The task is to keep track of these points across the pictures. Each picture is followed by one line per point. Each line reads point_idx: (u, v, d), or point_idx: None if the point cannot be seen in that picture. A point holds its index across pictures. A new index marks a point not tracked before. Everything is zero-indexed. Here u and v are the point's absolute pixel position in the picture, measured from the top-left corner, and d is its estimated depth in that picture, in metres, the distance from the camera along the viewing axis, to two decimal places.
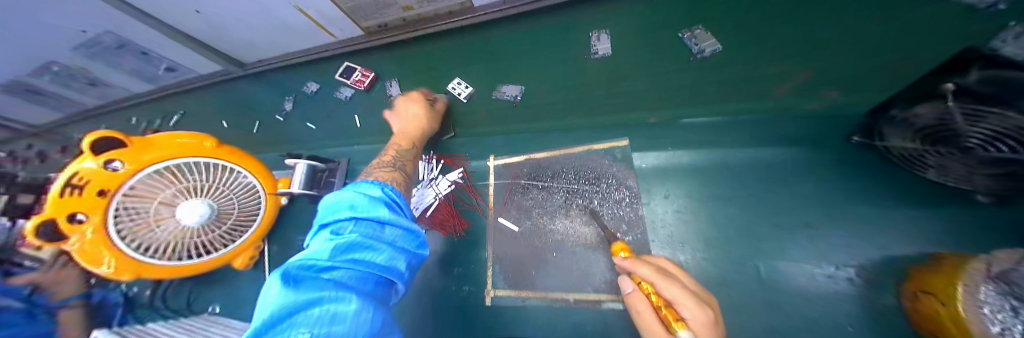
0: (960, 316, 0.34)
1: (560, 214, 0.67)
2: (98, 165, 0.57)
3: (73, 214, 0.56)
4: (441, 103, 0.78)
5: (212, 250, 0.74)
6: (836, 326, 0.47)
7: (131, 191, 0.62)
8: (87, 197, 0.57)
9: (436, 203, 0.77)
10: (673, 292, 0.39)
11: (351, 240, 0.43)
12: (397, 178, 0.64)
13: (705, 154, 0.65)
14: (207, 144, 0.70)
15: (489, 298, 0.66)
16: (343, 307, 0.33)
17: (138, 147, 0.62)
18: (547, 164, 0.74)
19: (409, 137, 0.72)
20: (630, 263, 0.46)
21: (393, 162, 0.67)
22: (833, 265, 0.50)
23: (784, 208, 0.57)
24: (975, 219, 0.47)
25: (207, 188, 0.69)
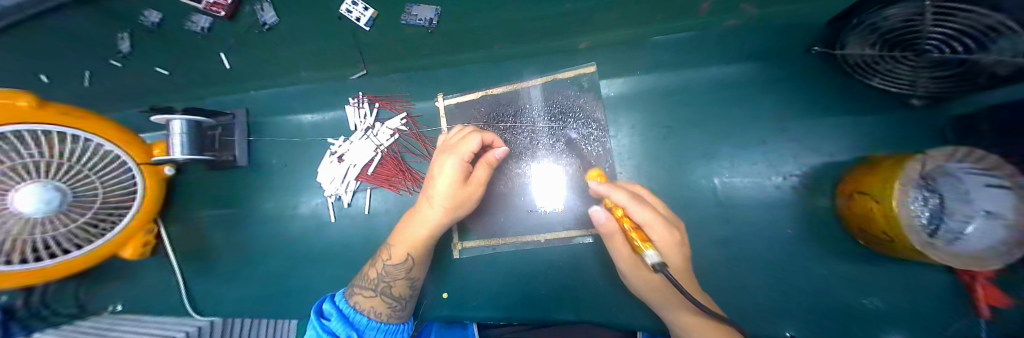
0: (889, 213, 0.37)
1: (526, 157, 0.59)
2: None
3: None
4: (484, 173, 0.53)
5: (78, 246, 0.50)
6: (776, 229, 0.53)
7: None
8: None
9: (380, 156, 0.65)
10: (644, 216, 0.39)
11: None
12: (387, 305, 0.51)
13: (679, 75, 0.59)
14: (23, 103, 0.40)
15: (458, 251, 0.62)
16: None
17: None
18: (507, 101, 0.63)
19: (412, 253, 0.51)
20: (603, 190, 0.40)
21: (377, 282, 0.51)
22: (780, 176, 0.54)
23: (744, 127, 0.57)
24: (896, 119, 0.52)
25: (53, 167, 0.43)
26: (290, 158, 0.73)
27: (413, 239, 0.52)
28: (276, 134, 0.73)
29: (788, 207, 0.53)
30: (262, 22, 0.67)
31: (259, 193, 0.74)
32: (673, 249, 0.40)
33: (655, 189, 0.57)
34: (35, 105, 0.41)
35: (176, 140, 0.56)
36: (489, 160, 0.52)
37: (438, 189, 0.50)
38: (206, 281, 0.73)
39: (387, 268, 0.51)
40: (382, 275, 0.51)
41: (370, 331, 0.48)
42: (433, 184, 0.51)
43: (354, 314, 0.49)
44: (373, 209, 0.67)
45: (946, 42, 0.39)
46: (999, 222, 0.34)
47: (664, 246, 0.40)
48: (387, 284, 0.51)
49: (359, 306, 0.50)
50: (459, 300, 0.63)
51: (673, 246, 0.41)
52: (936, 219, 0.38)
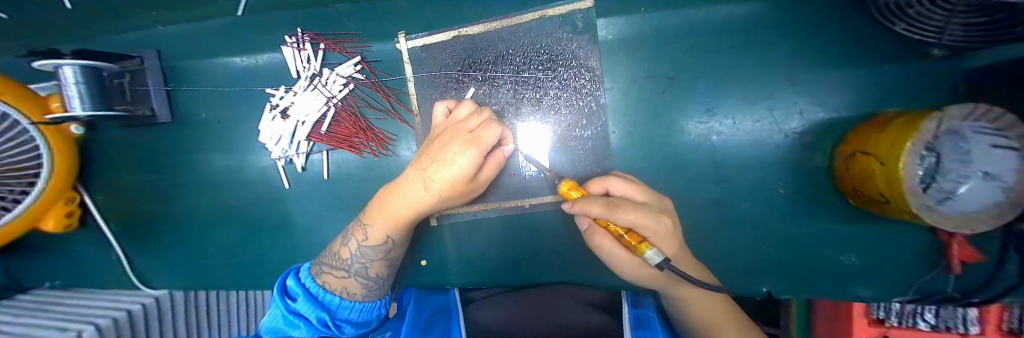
0: (876, 175, 0.35)
1: (507, 114, 0.51)
2: None
3: None
4: (490, 171, 0.43)
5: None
6: (764, 189, 0.51)
7: None
8: None
9: (332, 111, 0.55)
10: (629, 218, 0.32)
11: (280, 321, 0.42)
12: (363, 285, 0.47)
13: (686, 14, 0.49)
14: None
15: (434, 218, 0.57)
16: None
17: None
18: (485, 43, 0.52)
19: (391, 236, 0.46)
20: (579, 208, 0.35)
21: (351, 263, 0.46)
22: (780, 134, 0.50)
23: (751, 79, 0.50)
24: (933, 67, 0.44)
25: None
26: (224, 113, 0.61)
27: (392, 217, 0.44)
28: (200, 81, 0.60)
29: (779, 166, 0.50)
30: None
31: (196, 154, 0.63)
32: (666, 240, 0.36)
33: (647, 150, 0.53)
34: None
35: (72, 91, 0.46)
36: (497, 160, 0.43)
37: (434, 174, 0.39)
38: (152, 252, 0.66)
39: (364, 249, 0.46)
40: (359, 258, 0.46)
41: (344, 311, 0.45)
42: (429, 172, 0.40)
43: (323, 294, 0.44)
44: (334, 172, 0.59)
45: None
46: (996, 185, 0.30)
47: (659, 238, 0.35)
48: (362, 265, 0.46)
49: (328, 286, 0.45)
50: (439, 264, 0.61)
51: (667, 236, 0.37)
52: (925, 179, 0.32)
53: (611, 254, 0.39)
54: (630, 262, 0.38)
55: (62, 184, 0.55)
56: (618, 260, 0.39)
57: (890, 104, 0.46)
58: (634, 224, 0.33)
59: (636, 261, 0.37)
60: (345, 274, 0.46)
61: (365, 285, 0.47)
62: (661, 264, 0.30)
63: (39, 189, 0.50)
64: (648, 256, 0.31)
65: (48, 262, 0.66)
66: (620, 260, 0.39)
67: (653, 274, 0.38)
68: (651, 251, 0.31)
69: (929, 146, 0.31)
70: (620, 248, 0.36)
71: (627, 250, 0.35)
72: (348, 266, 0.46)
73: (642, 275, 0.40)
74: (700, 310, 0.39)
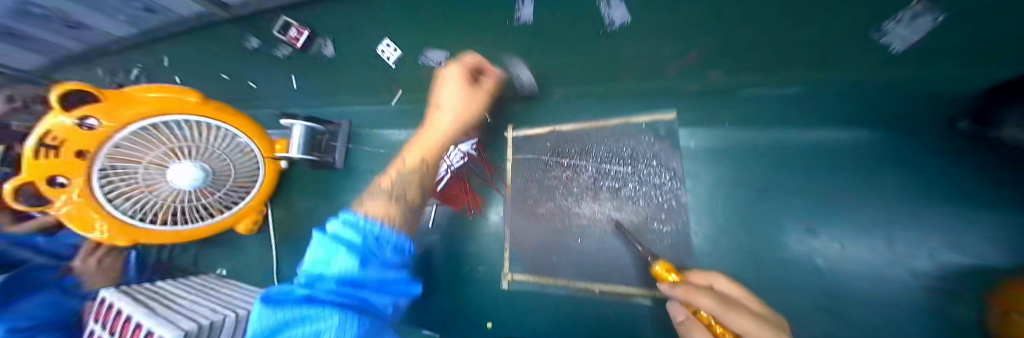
0: None
1: (587, 196, 0.60)
2: (73, 121, 0.51)
3: (53, 178, 0.52)
4: (480, 97, 0.63)
5: (213, 213, 0.71)
6: (890, 333, 0.43)
7: (115, 149, 0.56)
8: (66, 158, 0.51)
9: (448, 177, 0.70)
10: (744, 326, 0.31)
11: (321, 270, 0.37)
12: (394, 216, 0.47)
13: (769, 133, 0.54)
14: (190, 98, 0.63)
15: (507, 281, 0.64)
16: (321, 324, 0.30)
17: (115, 101, 0.55)
18: (576, 138, 0.64)
19: (426, 157, 0.58)
20: (681, 292, 0.37)
21: (392, 191, 0.52)
22: (906, 270, 0.44)
23: (850, 202, 0.48)
24: None
25: (190, 148, 0.62)
26: (369, 166, 0.83)
27: (429, 145, 0.60)
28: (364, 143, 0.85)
29: (909, 309, 0.43)
30: (325, 53, 0.87)
31: (341, 193, 0.85)
32: None
33: (724, 256, 0.53)
34: (198, 101, 0.64)
35: (296, 139, 0.70)
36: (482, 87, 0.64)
37: (446, 97, 0.63)
38: (286, 261, 0.86)
39: (402, 173, 0.56)
40: (398, 184, 0.53)
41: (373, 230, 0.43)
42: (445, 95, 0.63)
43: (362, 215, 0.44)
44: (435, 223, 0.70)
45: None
46: None
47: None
48: (402, 187, 0.53)
49: (369, 213, 0.45)
50: (502, 331, 0.64)
51: None
52: None
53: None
54: None
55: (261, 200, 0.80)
56: None
57: None
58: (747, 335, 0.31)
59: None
60: (383, 200, 0.49)
61: (396, 213, 0.48)
62: None
63: (244, 201, 0.76)
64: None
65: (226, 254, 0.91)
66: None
67: None
68: None
69: None
70: None
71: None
72: (392, 193, 0.51)
73: None
74: None
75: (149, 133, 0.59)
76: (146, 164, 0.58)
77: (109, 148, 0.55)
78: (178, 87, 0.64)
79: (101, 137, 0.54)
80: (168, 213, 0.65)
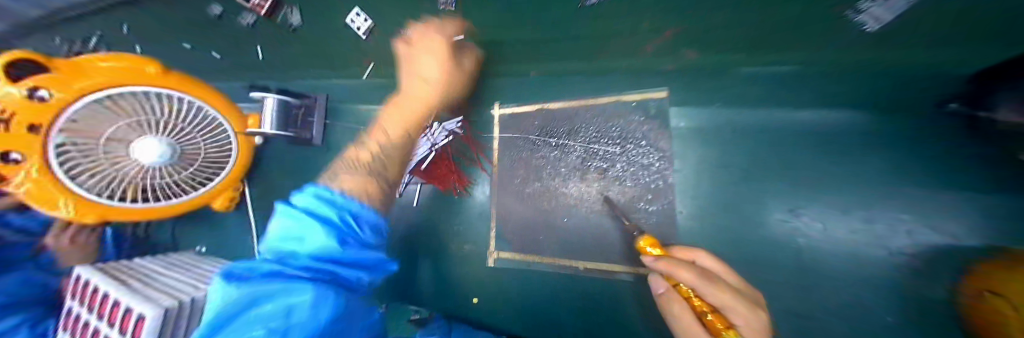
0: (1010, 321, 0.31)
1: (574, 177, 0.59)
2: (23, 93, 0.45)
3: (2, 152, 0.46)
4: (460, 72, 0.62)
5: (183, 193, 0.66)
6: (859, 310, 0.45)
7: (73, 124, 0.50)
8: (18, 132, 0.45)
9: (432, 155, 0.67)
10: (722, 299, 0.32)
11: (305, 227, 0.38)
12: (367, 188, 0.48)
13: (761, 114, 0.53)
14: (151, 69, 0.57)
15: (492, 259, 0.64)
16: (294, 300, 0.31)
17: (69, 72, 0.49)
18: (564, 116, 0.62)
19: (407, 131, 0.59)
20: (664, 266, 0.35)
21: (371, 161, 0.54)
22: (884, 250, 0.45)
23: (834, 184, 0.49)
24: None
25: (158, 124, 0.56)
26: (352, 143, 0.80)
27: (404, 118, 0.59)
28: (348, 119, 0.82)
29: (881, 287, 0.45)
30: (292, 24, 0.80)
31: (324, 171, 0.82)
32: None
33: (708, 236, 0.53)
34: (159, 72, 0.58)
35: (268, 116, 0.66)
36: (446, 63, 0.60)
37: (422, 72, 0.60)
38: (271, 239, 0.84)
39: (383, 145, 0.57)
40: (376, 157, 0.55)
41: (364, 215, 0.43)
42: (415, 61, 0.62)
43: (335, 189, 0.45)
44: (421, 202, 0.70)
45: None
46: None
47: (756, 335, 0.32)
48: (377, 162, 0.54)
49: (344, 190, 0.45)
50: (488, 308, 0.65)
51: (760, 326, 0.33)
52: None
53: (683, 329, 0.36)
54: None
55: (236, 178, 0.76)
56: None
57: None
58: (722, 306, 0.32)
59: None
60: (358, 177, 0.50)
61: (370, 192, 0.48)
62: None
63: (218, 179, 0.71)
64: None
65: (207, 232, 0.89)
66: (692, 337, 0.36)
67: None
68: None
69: None
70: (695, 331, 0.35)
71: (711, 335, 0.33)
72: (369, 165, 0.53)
73: None
74: None
75: (115, 105, 0.53)
76: (106, 139, 0.52)
77: (65, 121, 0.49)
78: (127, 55, 0.56)
79: (58, 109, 0.48)
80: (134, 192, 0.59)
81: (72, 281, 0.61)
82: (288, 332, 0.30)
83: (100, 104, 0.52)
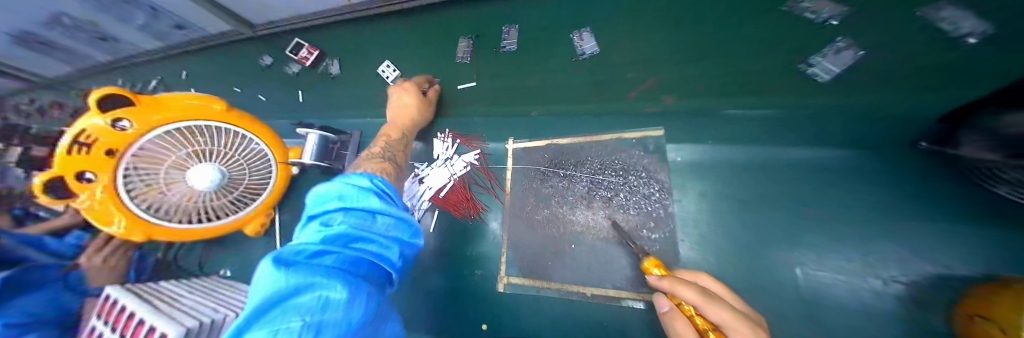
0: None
1: (581, 205, 0.64)
2: (106, 123, 0.59)
3: (82, 173, 0.59)
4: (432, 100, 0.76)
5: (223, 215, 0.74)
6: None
7: (139, 151, 0.63)
8: (96, 156, 0.59)
9: (452, 183, 0.75)
10: (723, 316, 0.33)
11: (340, 231, 0.43)
12: (387, 170, 0.63)
13: (750, 150, 0.59)
14: (217, 106, 0.70)
15: (502, 284, 0.66)
16: (332, 293, 0.34)
17: (145, 107, 0.64)
18: (572, 151, 0.69)
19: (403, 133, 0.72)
20: (667, 284, 0.39)
21: (384, 153, 0.68)
22: (881, 279, 0.47)
23: (825, 216, 0.52)
24: None
25: (212, 153, 0.68)
26: None
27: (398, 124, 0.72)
28: (375, 152, 0.91)
29: (888, 319, 0.45)
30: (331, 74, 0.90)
31: None
32: None
33: (712, 263, 0.55)
34: (224, 110, 0.71)
35: (310, 147, 0.76)
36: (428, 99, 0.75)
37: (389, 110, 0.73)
38: None
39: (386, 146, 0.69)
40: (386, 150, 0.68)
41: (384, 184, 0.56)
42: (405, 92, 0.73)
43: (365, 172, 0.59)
44: (436, 228, 0.75)
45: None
46: None
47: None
48: (389, 154, 0.67)
49: (368, 170, 0.62)
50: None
51: None
52: None
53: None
54: None
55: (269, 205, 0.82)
56: None
57: None
58: (722, 324, 0.33)
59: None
60: (379, 161, 0.65)
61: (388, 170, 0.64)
62: None
63: (253, 204, 0.78)
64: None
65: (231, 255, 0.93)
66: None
67: None
68: None
69: None
70: None
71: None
72: (379, 157, 0.66)
73: None
74: None
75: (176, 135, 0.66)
76: (168, 164, 0.65)
77: (135, 149, 0.63)
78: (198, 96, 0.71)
79: (130, 138, 0.62)
80: (180, 212, 0.69)
81: (100, 300, 0.66)
82: (323, 328, 0.31)
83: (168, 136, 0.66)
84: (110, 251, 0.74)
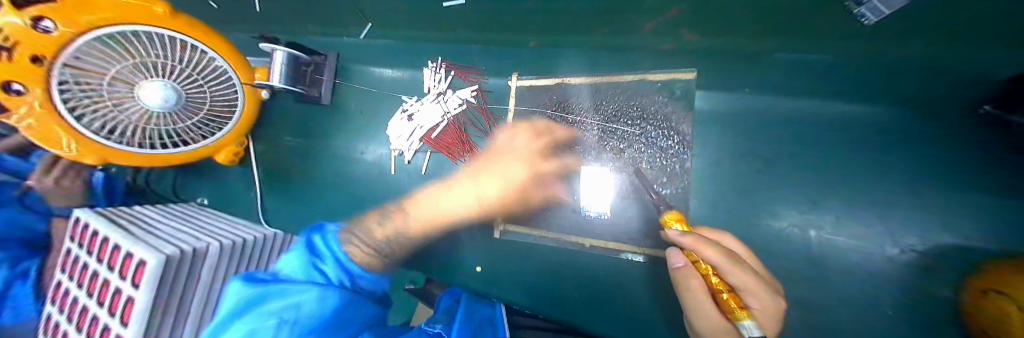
0: (1014, 321, 0.31)
1: (588, 154, 0.58)
2: (22, 22, 0.40)
3: (4, 82, 0.43)
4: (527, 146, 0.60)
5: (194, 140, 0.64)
6: (853, 298, 0.47)
7: (73, 60, 0.45)
8: (20, 64, 0.42)
9: (444, 123, 0.67)
10: (744, 280, 0.30)
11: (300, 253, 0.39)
12: (380, 252, 0.46)
13: (791, 103, 0.52)
14: (160, 9, 0.51)
15: (498, 231, 0.64)
16: (303, 295, 0.31)
17: (72, 1, 0.43)
18: (583, 93, 0.61)
19: (433, 216, 0.54)
20: (691, 241, 0.34)
21: (382, 239, 0.48)
22: (892, 245, 0.46)
23: (849, 180, 0.49)
24: None
25: (167, 69, 0.53)
26: (364, 105, 0.78)
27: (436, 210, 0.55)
28: (356, 80, 0.78)
29: (879, 279, 0.46)
30: None
31: (334, 132, 0.81)
32: (774, 323, 0.32)
33: (718, 221, 0.54)
34: (167, 14, 0.52)
35: (276, 68, 0.64)
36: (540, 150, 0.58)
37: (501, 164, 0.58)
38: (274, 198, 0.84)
39: (401, 230, 0.52)
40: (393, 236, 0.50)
41: (364, 280, 0.42)
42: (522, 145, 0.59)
43: (347, 260, 0.40)
44: (428, 171, 0.70)
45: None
46: None
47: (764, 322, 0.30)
48: (393, 237, 0.50)
49: (352, 253, 0.41)
50: (492, 277, 0.66)
51: (778, 319, 0.32)
52: None
53: (693, 303, 0.34)
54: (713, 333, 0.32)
55: (242, 131, 0.74)
56: (697, 322, 0.35)
57: None
58: (741, 287, 0.31)
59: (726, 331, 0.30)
60: (374, 242, 0.47)
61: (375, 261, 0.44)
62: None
63: (224, 131, 0.69)
64: (743, 323, 0.28)
65: (213, 187, 0.89)
66: (703, 316, 0.33)
67: None
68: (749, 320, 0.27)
69: None
70: (705, 310, 0.32)
71: (722, 315, 0.31)
72: (376, 239, 0.47)
73: None
74: None
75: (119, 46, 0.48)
76: (111, 79, 0.48)
77: (66, 58, 0.45)
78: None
79: (58, 43, 0.43)
80: (142, 137, 0.58)
81: (70, 224, 0.60)
82: (297, 322, 0.29)
83: (107, 42, 0.47)
84: (60, 173, 0.64)
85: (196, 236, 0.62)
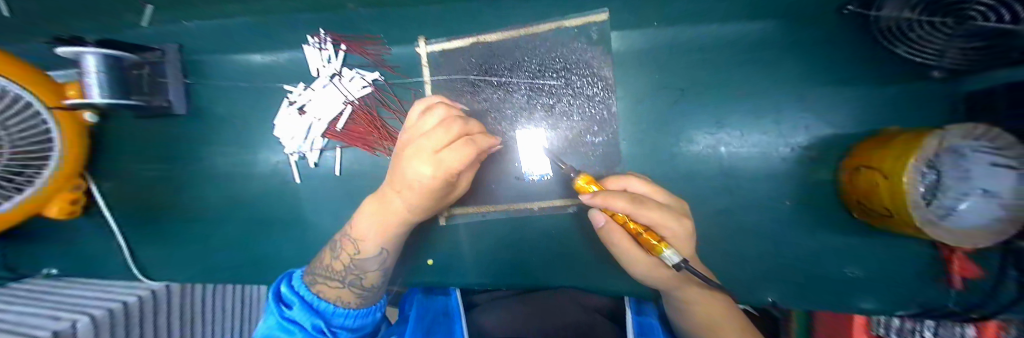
0: (886, 195, 0.37)
1: (520, 118, 0.50)
2: None
3: None
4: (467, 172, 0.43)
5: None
6: (771, 201, 0.52)
7: None
8: None
9: (349, 109, 0.59)
10: (651, 217, 0.33)
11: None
12: (358, 294, 0.47)
13: (699, 29, 0.53)
14: None
15: (443, 218, 0.59)
16: None
17: None
18: (500, 49, 0.54)
19: (383, 246, 0.48)
20: (600, 202, 0.31)
21: (345, 274, 0.47)
22: (787, 146, 0.52)
23: (753, 94, 0.53)
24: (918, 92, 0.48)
25: None
26: (242, 107, 0.64)
27: (373, 233, 0.46)
28: (222, 76, 0.62)
29: (784, 179, 0.52)
30: None
31: (215, 146, 0.65)
32: (684, 241, 0.37)
33: (653, 159, 0.55)
34: None
35: (92, 79, 0.47)
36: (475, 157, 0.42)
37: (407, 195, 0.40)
38: (158, 243, 0.67)
39: (353, 260, 0.47)
40: (348, 274, 0.47)
41: (339, 318, 0.45)
42: (421, 143, 0.34)
43: (318, 302, 0.45)
44: (345, 170, 0.62)
45: (996, 8, 0.32)
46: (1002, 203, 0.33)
47: (677, 241, 0.36)
48: (356, 275, 0.47)
49: (324, 295, 0.46)
50: (447, 266, 0.63)
51: (684, 235, 0.37)
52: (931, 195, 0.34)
53: (623, 252, 0.39)
54: (643, 263, 0.38)
55: (71, 173, 0.54)
56: (631, 261, 0.39)
57: (892, 124, 0.48)
58: (651, 223, 0.33)
59: (651, 262, 0.37)
60: (338, 286, 0.47)
61: (354, 300, 0.47)
62: (678, 264, 0.32)
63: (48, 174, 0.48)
64: (666, 256, 0.32)
65: (50, 247, 0.66)
66: (633, 262, 0.39)
67: (665, 276, 0.38)
68: (668, 251, 0.32)
69: (928, 168, 0.34)
70: (632, 249, 0.37)
71: (648, 251, 0.35)
72: (341, 276, 0.47)
73: (656, 277, 0.39)
74: (703, 312, 0.39)
75: None
76: None
77: None
78: None
79: None
80: None
81: None
82: None
83: None
84: None
85: (50, 316, 0.46)
